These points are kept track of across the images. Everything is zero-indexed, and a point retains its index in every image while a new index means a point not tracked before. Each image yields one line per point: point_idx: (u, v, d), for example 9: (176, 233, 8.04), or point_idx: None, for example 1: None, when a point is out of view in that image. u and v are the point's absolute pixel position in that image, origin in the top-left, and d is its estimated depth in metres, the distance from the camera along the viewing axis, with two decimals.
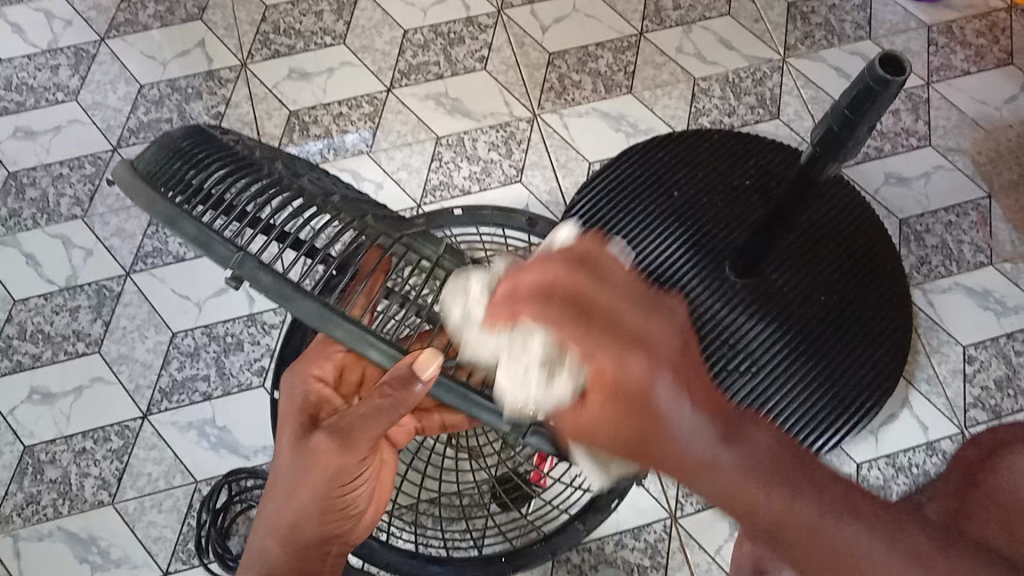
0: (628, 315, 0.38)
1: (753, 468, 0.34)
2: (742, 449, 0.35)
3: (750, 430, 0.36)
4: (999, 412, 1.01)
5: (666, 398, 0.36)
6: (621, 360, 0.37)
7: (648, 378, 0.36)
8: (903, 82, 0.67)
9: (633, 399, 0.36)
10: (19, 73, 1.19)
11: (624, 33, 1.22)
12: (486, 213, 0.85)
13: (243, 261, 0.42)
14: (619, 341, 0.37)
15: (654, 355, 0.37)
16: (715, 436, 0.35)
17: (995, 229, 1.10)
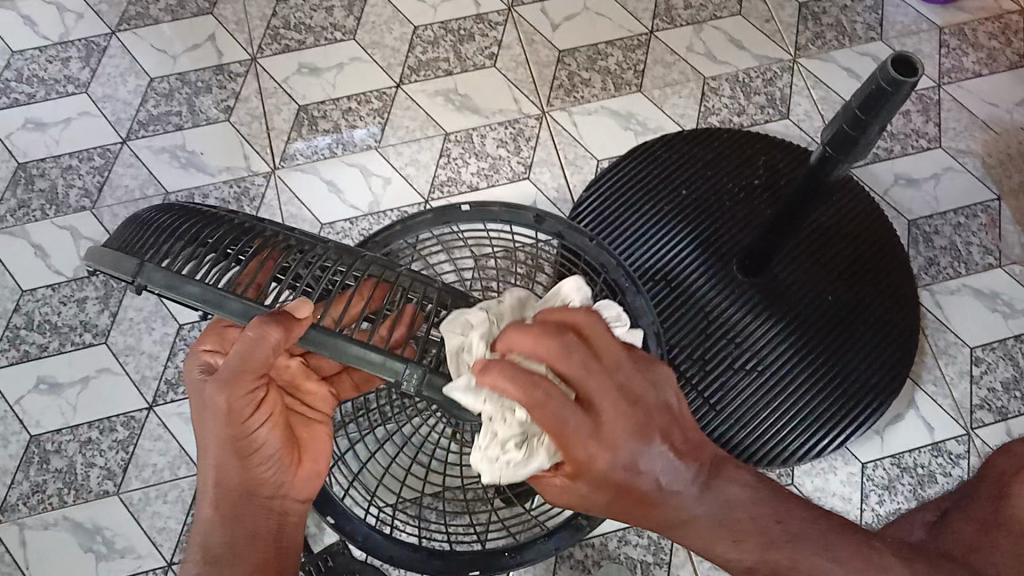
0: (611, 405, 0.43)
1: (736, 514, 0.44)
2: (721, 504, 0.44)
3: (726, 478, 0.45)
4: (1006, 414, 1.01)
5: (656, 470, 0.43)
6: (611, 444, 0.42)
7: (641, 459, 0.43)
8: (915, 83, 0.67)
9: (625, 485, 0.43)
10: (30, 64, 1.20)
11: (634, 31, 1.22)
12: (494, 209, 0.84)
13: (142, 267, 0.49)
14: (600, 436, 0.42)
15: (643, 432, 0.43)
16: (697, 493, 0.44)
17: (1005, 232, 1.09)
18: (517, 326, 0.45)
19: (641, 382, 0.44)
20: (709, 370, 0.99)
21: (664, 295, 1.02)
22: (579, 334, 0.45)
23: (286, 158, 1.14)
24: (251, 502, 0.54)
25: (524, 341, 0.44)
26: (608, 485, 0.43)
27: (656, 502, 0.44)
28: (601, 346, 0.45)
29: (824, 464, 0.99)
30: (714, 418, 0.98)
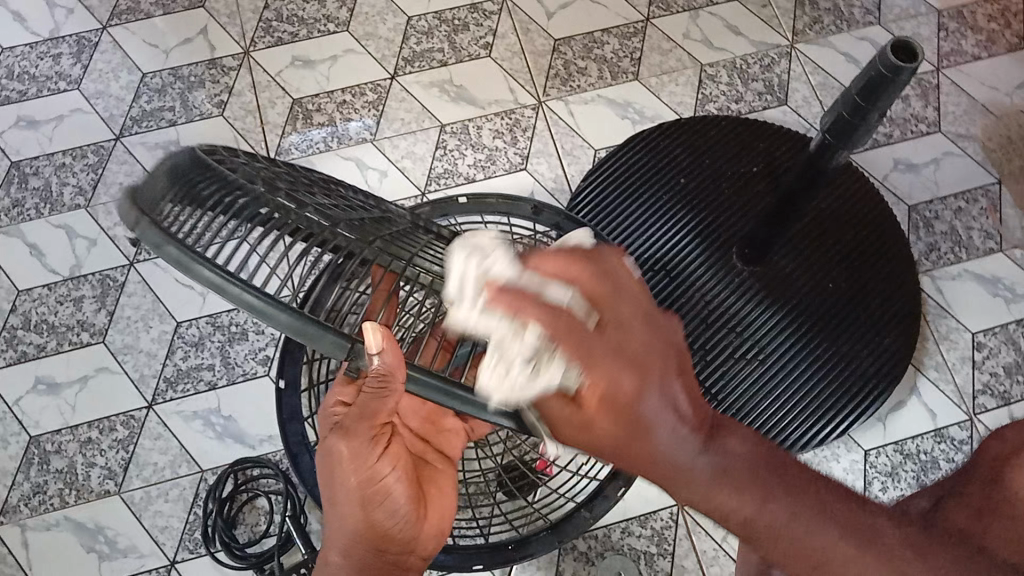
0: (636, 333, 0.40)
1: (732, 470, 0.39)
2: (721, 460, 0.40)
3: (728, 435, 0.41)
4: (1009, 399, 1.00)
5: (671, 412, 0.39)
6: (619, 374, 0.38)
7: (654, 396, 0.39)
8: (916, 68, 0.66)
9: (634, 422, 0.39)
10: (21, 62, 1.19)
11: (630, 19, 1.21)
12: (492, 201, 0.83)
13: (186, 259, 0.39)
14: (630, 365, 0.39)
15: (662, 368, 0.39)
16: (699, 446, 0.40)
17: (1005, 216, 1.09)
18: (541, 254, 0.43)
19: (664, 319, 0.41)
20: (710, 360, 0.99)
21: (664, 285, 1.02)
22: (602, 269, 0.42)
23: (281, 153, 1.13)
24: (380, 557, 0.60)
25: (550, 268, 0.41)
26: (618, 418, 0.39)
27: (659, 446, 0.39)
28: (621, 276, 0.42)
29: (827, 452, 0.99)
30: (716, 408, 0.98)
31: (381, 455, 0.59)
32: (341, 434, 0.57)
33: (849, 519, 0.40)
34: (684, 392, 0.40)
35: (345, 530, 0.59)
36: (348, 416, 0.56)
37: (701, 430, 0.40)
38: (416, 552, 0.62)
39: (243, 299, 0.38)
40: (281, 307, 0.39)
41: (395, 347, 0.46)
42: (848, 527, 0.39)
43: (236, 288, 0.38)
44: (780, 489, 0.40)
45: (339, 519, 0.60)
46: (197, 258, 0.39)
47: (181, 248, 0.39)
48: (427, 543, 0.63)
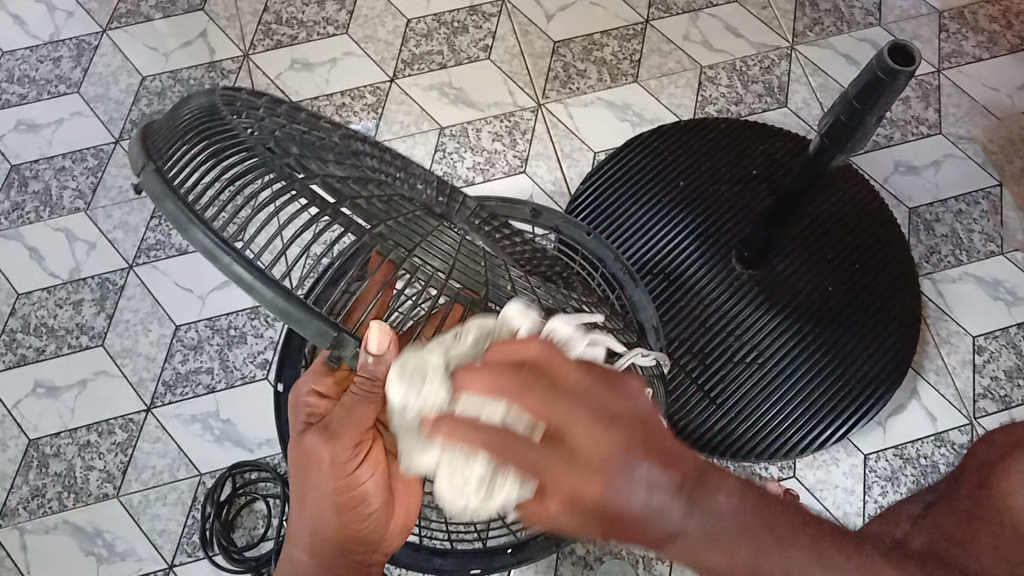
0: (589, 434, 0.32)
1: (727, 530, 0.32)
2: (711, 520, 0.32)
3: (712, 489, 0.33)
4: (1010, 402, 1.00)
5: (637, 487, 0.31)
6: (574, 467, 0.32)
7: (618, 485, 0.31)
8: (912, 72, 0.66)
9: (606, 516, 0.32)
10: (21, 65, 1.19)
11: (630, 21, 1.21)
12: (491, 204, 0.84)
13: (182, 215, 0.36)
14: (590, 471, 0.32)
15: (620, 453, 0.32)
16: (684, 509, 0.32)
17: (1006, 218, 1.08)
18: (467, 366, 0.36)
19: (612, 395, 0.34)
20: (709, 363, 0.99)
21: (663, 288, 1.02)
22: (537, 366, 0.35)
23: None
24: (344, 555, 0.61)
25: (474, 385, 0.35)
26: (593, 519, 0.32)
27: (650, 530, 0.32)
28: (565, 369, 0.35)
29: (827, 456, 0.98)
30: (714, 411, 0.97)
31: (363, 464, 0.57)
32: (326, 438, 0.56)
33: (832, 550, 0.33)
34: (650, 458, 0.32)
35: (316, 527, 0.60)
36: (336, 421, 0.54)
37: (683, 491, 0.32)
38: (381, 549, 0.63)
39: (233, 270, 0.35)
40: (274, 286, 0.36)
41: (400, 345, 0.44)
42: (841, 569, 0.33)
43: (228, 257, 0.35)
44: (779, 543, 0.32)
45: (314, 518, 0.60)
46: (195, 220, 0.36)
47: (179, 206, 0.36)
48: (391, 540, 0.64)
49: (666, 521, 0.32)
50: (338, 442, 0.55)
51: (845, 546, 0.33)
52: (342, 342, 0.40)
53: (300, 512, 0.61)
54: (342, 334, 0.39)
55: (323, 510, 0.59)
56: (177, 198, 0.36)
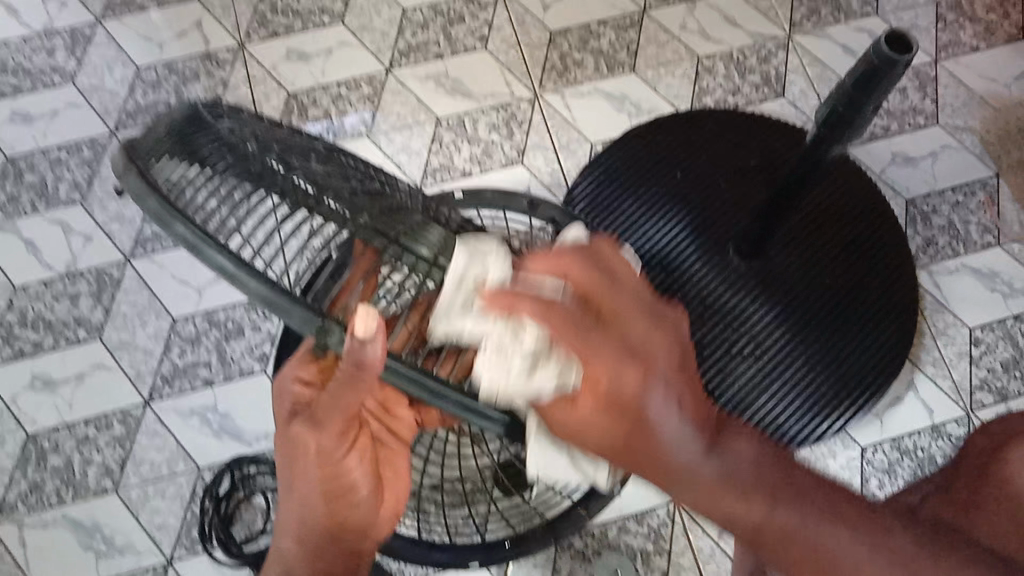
0: (614, 367, 0.45)
1: (737, 471, 0.45)
2: (724, 465, 0.45)
3: (730, 438, 0.46)
4: (1006, 394, 1.00)
5: (664, 417, 0.45)
6: (618, 373, 0.45)
7: (647, 405, 0.45)
8: (910, 60, 0.66)
9: (636, 419, 0.45)
10: (14, 55, 1.18)
11: (627, 10, 1.20)
12: (488, 196, 0.83)
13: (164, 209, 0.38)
14: (629, 367, 0.45)
15: (647, 389, 0.45)
16: (704, 452, 0.45)
17: (1003, 209, 1.09)
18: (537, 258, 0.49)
19: (665, 329, 0.47)
20: (708, 356, 0.99)
21: (661, 280, 1.01)
22: (598, 295, 0.47)
23: None
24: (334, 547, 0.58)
25: (539, 271, 0.48)
26: (621, 414, 0.45)
27: (663, 446, 0.45)
28: (618, 280, 0.48)
29: (823, 448, 0.99)
30: (713, 403, 0.98)
31: (348, 449, 0.57)
32: (310, 424, 0.55)
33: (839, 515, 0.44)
34: (682, 397, 0.46)
35: (303, 515, 0.58)
36: (320, 407, 0.53)
37: (705, 433, 0.46)
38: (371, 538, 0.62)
39: (216, 260, 0.38)
40: (252, 274, 0.39)
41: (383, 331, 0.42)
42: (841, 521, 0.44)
43: (211, 247, 0.38)
44: (781, 493, 0.44)
45: (301, 509, 0.58)
46: (176, 215, 0.38)
47: (161, 202, 0.38)
48: (380, 528, 0.63)
49: (678, 451, 0.45)
50: (323, 427, 0.54)
51: (852, 515, 0.44)
52: (327, 330, 0.43)
53: (286, 506, 0.59)
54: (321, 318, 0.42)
55: (310, 499, 0.57)
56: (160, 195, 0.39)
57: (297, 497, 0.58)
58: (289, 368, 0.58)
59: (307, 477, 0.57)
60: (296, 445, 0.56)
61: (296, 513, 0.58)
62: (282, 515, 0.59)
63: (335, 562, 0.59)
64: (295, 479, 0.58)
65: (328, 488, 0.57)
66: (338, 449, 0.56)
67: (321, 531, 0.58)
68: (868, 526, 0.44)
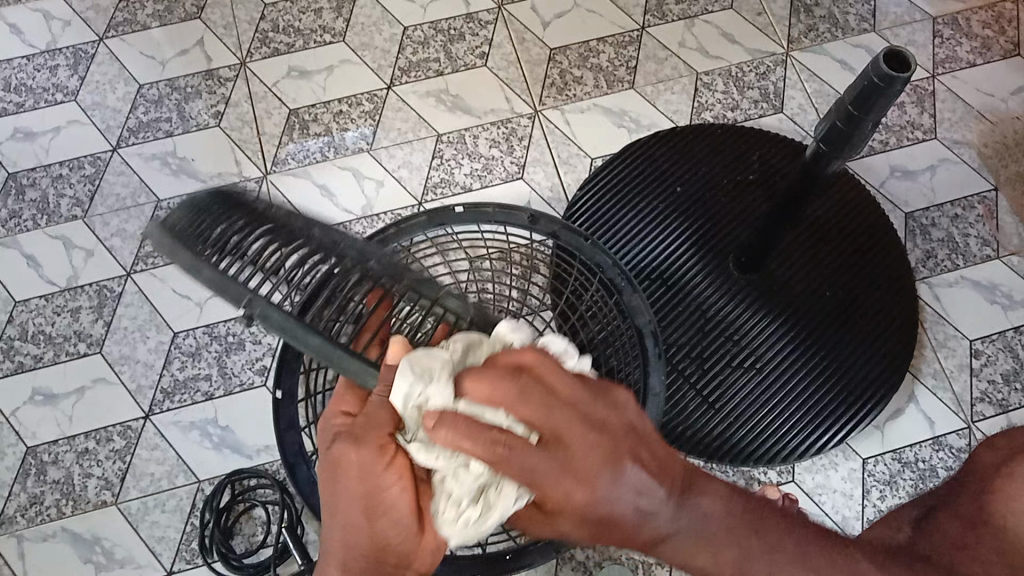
0: (574, 438, 0.45)
1: (706, 532, 0.46)
2: (692, 527, 0.46)
3: (697, 497, 0.47)
4: (1007, 406, 1.00)
5: (631, 496, 0.45)
6: (566, 490, 0.44)
7: (609, 492, 0.44)
8: (909, 77, 0.66)
9: (604, 523, 0.45)
10: (18, 73, 1.19)
11: (626, 28, 1.21)
12: (489, 210, 0.82)
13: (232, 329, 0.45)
14: (573, 480, 0.44)
15: (610, 469, 0.44)
16: (671, 515, 0.46)
17: (1002, 222, 1.09)
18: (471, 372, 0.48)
19: (601, 418, 0.46)
20: (707, 369, 0.99)
21: (660, 294, 1.02)
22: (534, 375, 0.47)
23: (278, 163, 1.13)
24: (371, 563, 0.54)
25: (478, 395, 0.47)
26: (592, 523, 0.45)
27: (636, 535, 0.46)
28: (549, 369, 0.47)
29: (825, 459, 0.99)
30: (714, 416, 0.97)
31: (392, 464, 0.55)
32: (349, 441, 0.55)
33: (809, 558, 0.45)
34: (643, 478, 0.45)
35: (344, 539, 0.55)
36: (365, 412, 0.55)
37: (673, 501, 0.46)
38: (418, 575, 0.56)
39: None
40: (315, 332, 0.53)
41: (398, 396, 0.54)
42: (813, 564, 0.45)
43: (244, 291, 0.53)
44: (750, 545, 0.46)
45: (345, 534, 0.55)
46: None
47: None
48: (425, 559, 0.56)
49: (650, 530, 0.45)
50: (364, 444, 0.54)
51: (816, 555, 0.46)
52: None
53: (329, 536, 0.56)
54: None
55: (354, 523, 0.54)
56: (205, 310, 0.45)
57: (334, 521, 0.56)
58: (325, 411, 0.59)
59: (349, 496, 0.54)
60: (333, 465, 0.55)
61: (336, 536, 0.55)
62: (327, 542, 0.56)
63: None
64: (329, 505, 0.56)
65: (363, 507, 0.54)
66: (378, 470, 0.54)
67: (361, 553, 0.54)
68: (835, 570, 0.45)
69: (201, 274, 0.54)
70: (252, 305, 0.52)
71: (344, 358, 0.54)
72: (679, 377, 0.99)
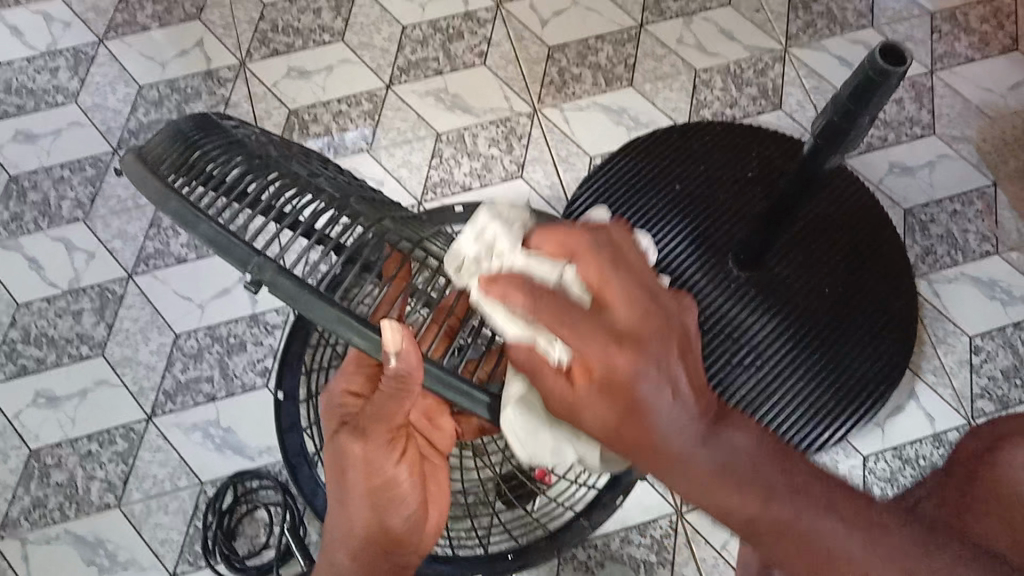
0: (626, 306, 0.43)
1: (739, 465, 0.40)
2: (723, 456, 0.40)
3: (732, 427, 0.42)
4: (1007, 402, 1.01)
5: (662, 401, 0.42)
6: (608, 357, 0.42)
7: (644, 379, 0.41)
8: (904, 71, 0.67)
9: (628, 399, 0.42)
10: (19, 76, 1.19)
11: (624, 25, 1.22)
12: (487, 212, 0.83)
13: (263, 265, 0.42)
14: (623, 341, 0.42)
15: (656, 342, 0.42)
16: (698, 438, 0.41)
17: (1001, 218, 1.09)
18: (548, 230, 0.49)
19: (665, 307, 0.43)
20: (707, 366, 0.99)
21: None
22: (616, 244, 0.46)
23: None
24: (383, 548, 0.59)
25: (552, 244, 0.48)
26: (616, 394, 0.42)
27: (650, 423, 0.42)
28: (631, 262, 0.45)
29: (826, 457, 0.99)
30: None
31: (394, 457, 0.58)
32: (357, 438, 0.56)
33: (853, 505, 0.39)
34: (685, 380, 0.42)
35: (353, 529, 0.59)
36: (365, 415, 0.56)
37: (706, 417, 0.42)
38: (415, 549, 0.62)
39: (284, 285, 0.42)
40: (285, 272, 0.43)
41: (413, 347, 0.46)
42: (851, 518, 0.39)
43: (201, 219, 0.43)
44: (783, 486, 0.39)
45: (349, 520, 0.59)
46: (274, 267, 0.43)
47: (293, 284, 0.43)
48: (424, 539, 0.63)
49: (672, 431, 0.41)
50: (369, 438, 0.56)
51: (855, 510, 0.39)
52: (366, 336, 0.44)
53: (336, 524, 0.60)
54: (341, 317, 0.43)
55: (358, 508, 0.58)
56: (242, 241, 0.43)
57: (342, 506, 0.60)
58: (335, 377, 0.61)
59: (353, 486, 0.58)
60: (339, 455, 0.57)
61: (346, 522, 0.59)
62: (335, 525, 0.60)
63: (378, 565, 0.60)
64: (335, 489, 0.60)
65: (371, 497, 0.58)
66: (384, 458, 0.57)
67: (364, 539, 0.59)
68: (870, 521, 0.39)
69: (156, 194, 0.45)
70: (260, 268, 0.42)
71: (310, 301, 0.42)
72: None
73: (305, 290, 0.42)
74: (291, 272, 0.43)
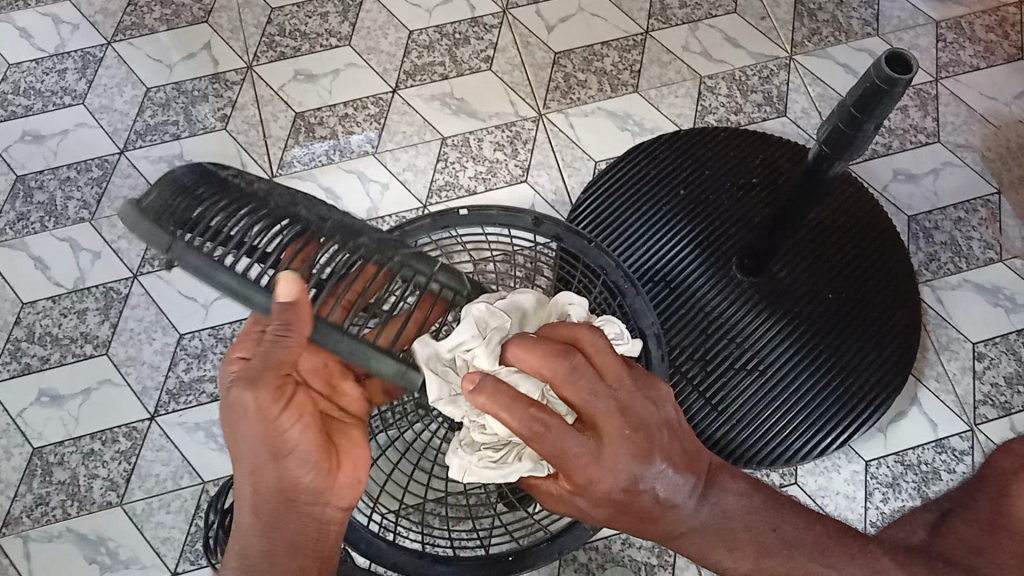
0: (607, 424, 0.48)
1: (724, 521, 0.52)
2: (708, 513, 0.52)
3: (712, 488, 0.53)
4: (1010, 409, 1.00)
5: (659, 487, 0.50)
6: (598, 474, 0.48)
7: (635, 477, 0.49)
8: (910, 79, 0.66)
9: (621, 504, 0.50)
10: (27, 77, 1.20)
11: (630, 32, 1.22)
12: (493, 213, 0.81)
13: (171, 241, 0.48)
14: (603, 459, 0.48)
15: (637, 457, 0.49)
16: (691, 505, 0.51)
17: (1004, 225, 1.09)
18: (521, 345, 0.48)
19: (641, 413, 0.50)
20: (710, 371, 0.99)
21: (663, 296, 1.02)
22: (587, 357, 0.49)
23: (284, 166, 1.14)
24: (289, 502, 0.55)
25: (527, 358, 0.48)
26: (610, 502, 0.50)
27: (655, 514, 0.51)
28: (605, 370, 0.49)
29: (828, 463, 0.99)
30: (717, 417, 0.98)
31: (285, 407, 0.54)
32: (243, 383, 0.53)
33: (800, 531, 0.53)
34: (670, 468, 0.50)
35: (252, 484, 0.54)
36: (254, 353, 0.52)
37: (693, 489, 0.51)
38: (335, 507, 0.57)
39: (188, 258, 0.47)
40: (191, 247, 0.48)
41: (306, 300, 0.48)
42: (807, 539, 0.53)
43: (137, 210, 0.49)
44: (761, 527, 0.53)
45: (247, 475, 0.55)
46: (183, 244, 0.48)
47: (198, 258, 0.48)
48: (345, 495, 0.57)
49: (684, 518, 0.51)
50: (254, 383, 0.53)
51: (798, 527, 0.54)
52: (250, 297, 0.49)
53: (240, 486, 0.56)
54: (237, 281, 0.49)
55: (252, 459, 0.54)
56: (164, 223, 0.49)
57: (239, 463, 0.55)
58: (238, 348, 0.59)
59: (242, 439, 0.54)
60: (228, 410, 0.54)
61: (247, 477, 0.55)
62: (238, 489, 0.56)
63: (292, 526, 0.55)
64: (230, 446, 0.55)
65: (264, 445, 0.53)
66: (272, 404, 0.53)
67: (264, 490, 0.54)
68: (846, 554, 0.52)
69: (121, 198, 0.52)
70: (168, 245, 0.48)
71: (212, 272, 0.48)
72: (682, 379, 0.99)
73: (207, 263, 0.48)
74: (197, 248, 0.48)
